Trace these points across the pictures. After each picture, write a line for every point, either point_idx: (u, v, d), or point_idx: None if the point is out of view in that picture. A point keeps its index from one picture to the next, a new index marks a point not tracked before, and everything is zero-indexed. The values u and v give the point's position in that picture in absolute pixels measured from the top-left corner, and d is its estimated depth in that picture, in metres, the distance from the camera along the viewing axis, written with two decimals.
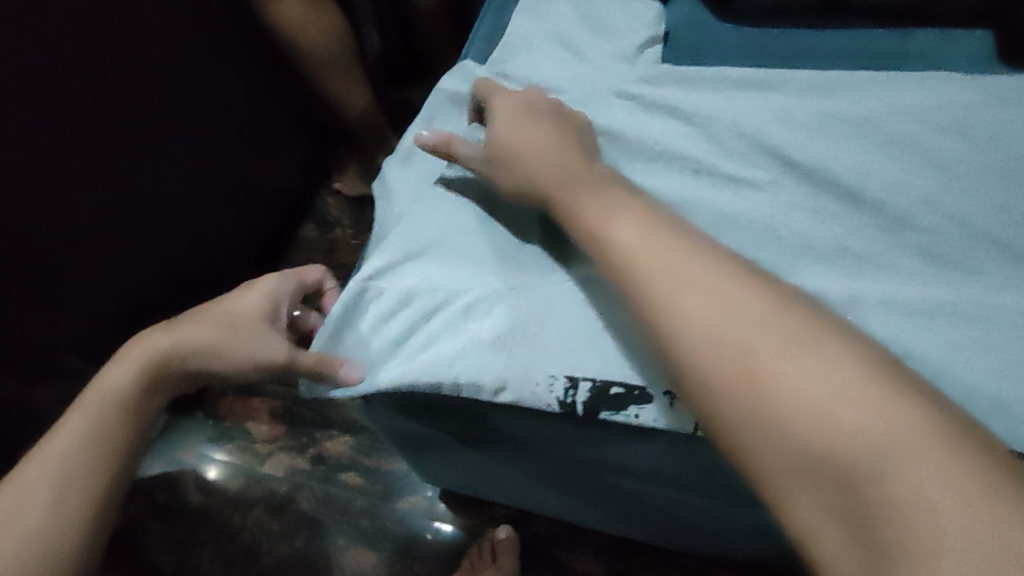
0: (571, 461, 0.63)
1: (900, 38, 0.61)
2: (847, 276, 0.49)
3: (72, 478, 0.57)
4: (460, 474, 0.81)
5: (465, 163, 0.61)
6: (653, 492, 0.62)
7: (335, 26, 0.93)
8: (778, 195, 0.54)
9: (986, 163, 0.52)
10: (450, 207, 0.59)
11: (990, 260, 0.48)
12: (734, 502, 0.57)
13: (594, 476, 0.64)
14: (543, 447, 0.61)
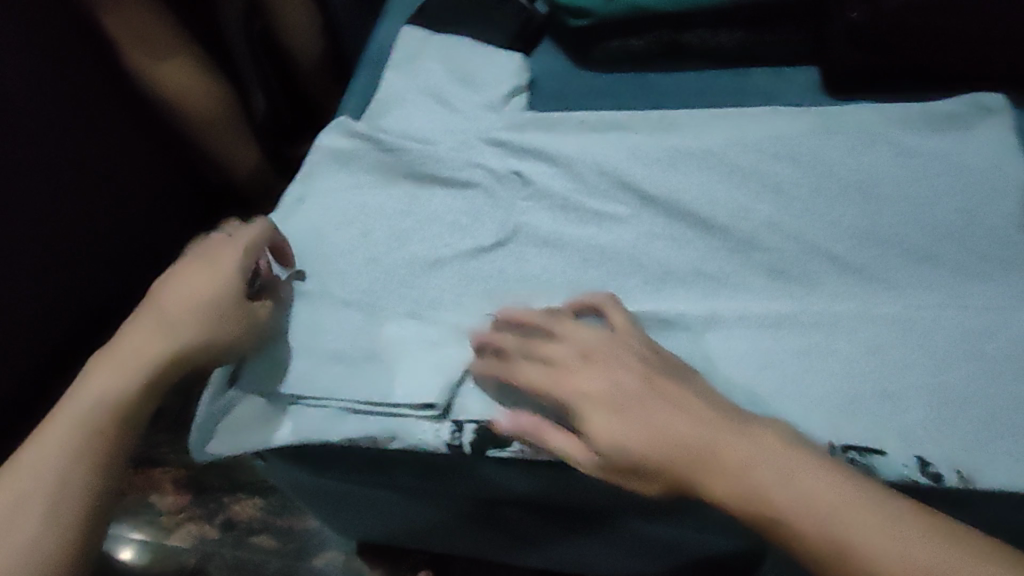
0: (481, 502, 0.64)
1: (738, 76, 0.68)
2: (703, 296, 0.53)
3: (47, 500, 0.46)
4: (378, 527, 0.80)
5: (349, 215, 0.63)
6: (559, 523, 0.64)
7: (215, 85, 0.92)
8: (640, 226, 0.58)
9: (814, 184, 0.58)
10: (329, 264, 0.60)
11: (831, 272, 0.53)
12: (633, 525, 0.60)
13: (505, 514, 0.66)
14: (450, 491, 0.62)
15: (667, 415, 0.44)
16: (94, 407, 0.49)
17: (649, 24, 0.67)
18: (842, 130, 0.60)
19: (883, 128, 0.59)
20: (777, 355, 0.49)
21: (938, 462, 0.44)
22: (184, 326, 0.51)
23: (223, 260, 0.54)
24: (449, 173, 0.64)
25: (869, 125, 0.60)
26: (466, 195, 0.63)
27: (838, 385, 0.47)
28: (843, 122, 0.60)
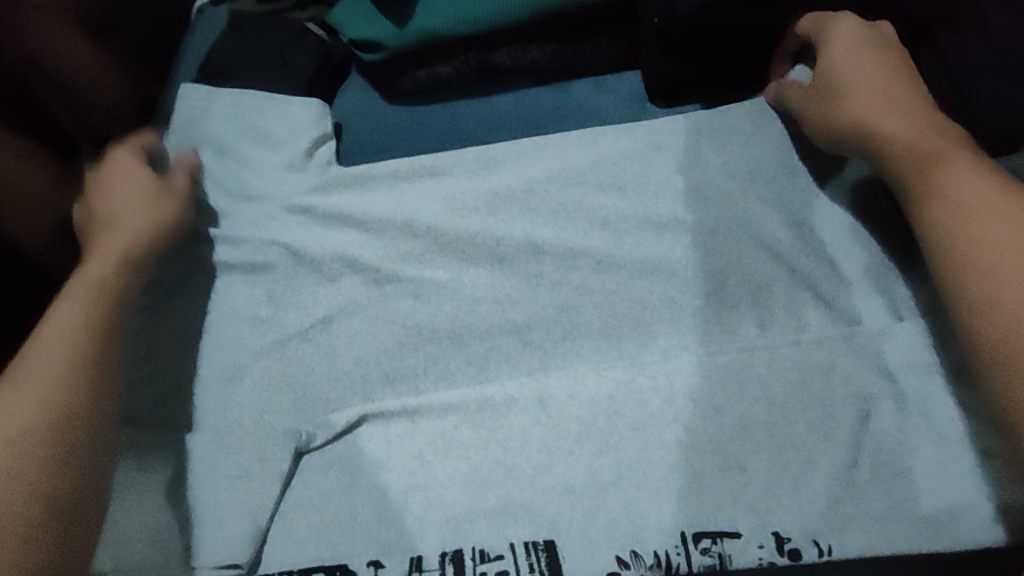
0: None
1: (559, 94, 0.61)
2: (531, 375, 0.46)
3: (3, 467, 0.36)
4: None
5: None
6: None
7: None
8: (458, 292, 0.50)
9: (646, 214, 0.51)
10: None
11: (666, 320, 0.47)
12: None
13: None
14: None
15: (887, 65, 0.46)
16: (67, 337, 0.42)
17: (450, 52, 0.60)
18: (678, 150, 0.53)
19: (726, 143, 0.52)
20: (609, 437, 0.44)
21: (794, 536, 0.40)
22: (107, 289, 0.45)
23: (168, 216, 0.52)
24: (241, 250, 0.53)
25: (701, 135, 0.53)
26: (254, 279, 0.52)
27: (682, 461, 0.42)
28: (677, 141, 0.53)
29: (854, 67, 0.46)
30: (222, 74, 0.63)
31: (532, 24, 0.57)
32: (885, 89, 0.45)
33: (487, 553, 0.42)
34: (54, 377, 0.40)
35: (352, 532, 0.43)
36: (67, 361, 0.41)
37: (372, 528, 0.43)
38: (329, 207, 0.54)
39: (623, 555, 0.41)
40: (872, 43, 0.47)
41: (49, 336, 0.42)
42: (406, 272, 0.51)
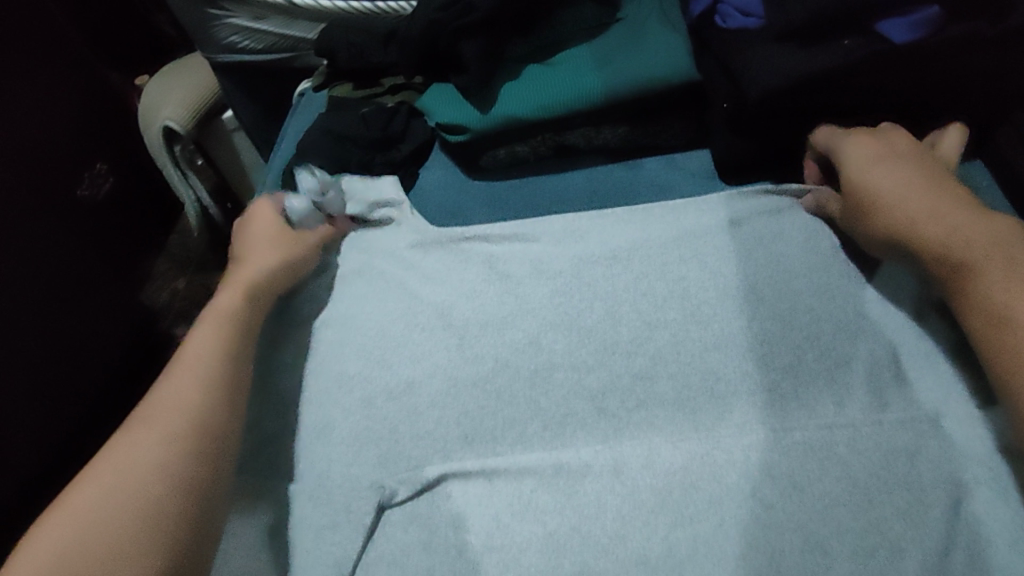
0: None
1: (629, 171, 0.64)
2: (608, 441, 0.47)
3: (126, 483, 0.41)
4: None
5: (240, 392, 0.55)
6: None
7: None
8: (534, 359, 0.51)
9: (722, 285, 0.52)
10: None
11: (740, 392, 0.47)
12: None
13: None
14: None
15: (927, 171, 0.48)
16: (208, 365, 0.47)
17: (528, 133, 0.64)
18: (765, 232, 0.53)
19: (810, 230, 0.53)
20: (684, 504, 0.44)
21: None
22: (250, 312, 0.51)
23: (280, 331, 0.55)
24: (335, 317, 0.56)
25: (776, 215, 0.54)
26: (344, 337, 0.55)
27: (764, 537, 0.42)
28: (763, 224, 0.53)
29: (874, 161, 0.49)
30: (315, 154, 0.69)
31: (606, 109, 0.61)
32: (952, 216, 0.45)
33: None
34: (182, 404, 0.45)
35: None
36: (160, 462, 0.42)
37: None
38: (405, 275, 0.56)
39: None
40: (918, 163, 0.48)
41: (178, 366, 0.47)
42: (489, 329, 0.53)
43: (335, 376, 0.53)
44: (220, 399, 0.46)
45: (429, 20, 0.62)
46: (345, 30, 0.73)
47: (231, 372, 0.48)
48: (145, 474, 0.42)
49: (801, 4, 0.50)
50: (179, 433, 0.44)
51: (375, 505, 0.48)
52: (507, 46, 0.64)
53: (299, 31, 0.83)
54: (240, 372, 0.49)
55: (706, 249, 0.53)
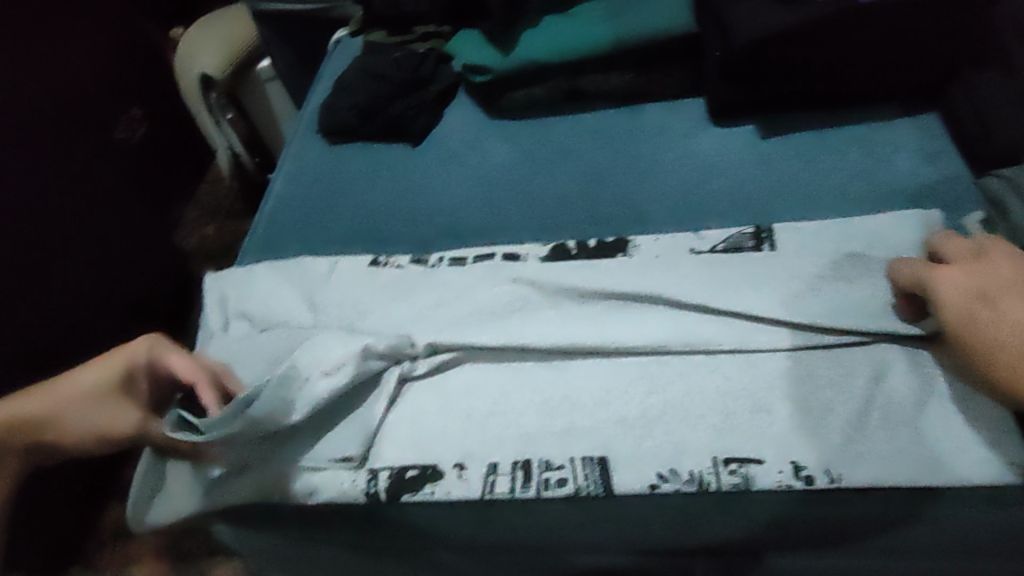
0: None
1: (632, 114, 0.72)
2: (599, 327, 0.56)
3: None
4: None
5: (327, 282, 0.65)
6: None
7: (237, 226, 1.39)
8: (540, 264, 0.61)
9: (693, 213, 0.63)
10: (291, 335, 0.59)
11: (713, 290, 0.55)
12: None
13: None
14: None
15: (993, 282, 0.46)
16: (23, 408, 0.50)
17: (544, 76, 0.72)
18: (780, 165, 0.63)
19: (827, 161, 0.62)
20: (660, 373, 0.53)
21: (809, 465, 0.47)
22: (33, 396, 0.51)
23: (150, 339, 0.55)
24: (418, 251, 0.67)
25: (801, 149, 0.64)
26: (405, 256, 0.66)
27: (724, 405, 0.51)
28: (775, 161, 0.64)
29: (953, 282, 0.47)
30: (350, 91, 0.79)
31: (613, 56, 0.69)
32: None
33: (550, 464, 0.51)
34: None
35: (453, 440, 0.53)
36: None
37: (463, 439, 0.53)
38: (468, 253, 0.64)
39: (663, 472, 0.49)
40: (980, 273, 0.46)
41: None
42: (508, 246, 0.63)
43: (389, 276, 0.64)
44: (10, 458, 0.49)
45: None
46: None
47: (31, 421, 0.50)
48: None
49: None
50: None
51: (399, 378, 0.56)
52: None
53: None
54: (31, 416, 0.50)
55: (724, 193, 0.63)
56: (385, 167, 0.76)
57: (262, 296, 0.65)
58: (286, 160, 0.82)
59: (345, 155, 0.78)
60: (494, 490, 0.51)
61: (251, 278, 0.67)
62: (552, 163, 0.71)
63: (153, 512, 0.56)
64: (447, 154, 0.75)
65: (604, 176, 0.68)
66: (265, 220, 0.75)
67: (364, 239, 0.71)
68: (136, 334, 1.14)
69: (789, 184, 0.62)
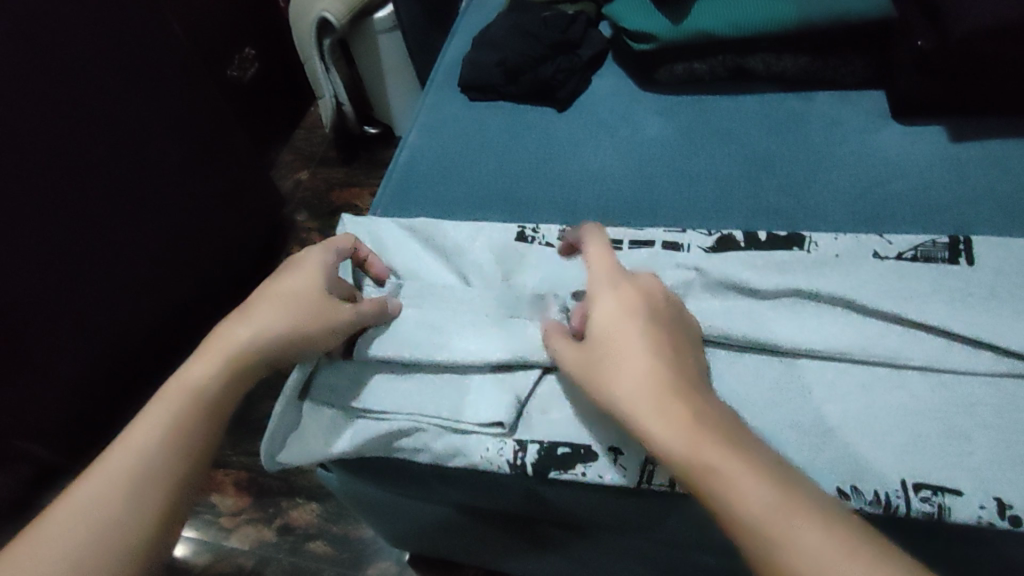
0: (549, 543, 0.62)
1: (803, 101, 0.67)
2: (771, 323, 0.52)
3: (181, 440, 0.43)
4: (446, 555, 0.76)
5: (470, 247, 0.62)
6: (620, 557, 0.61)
7: (331, 176, 1.37)
8: (706, 253, 0.57)
9: (874, 210, 0.58)
10: (437, 299, 0.58)
11: (905, 298, 0.51)
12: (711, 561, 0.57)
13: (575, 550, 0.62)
14: (489, 526, 0.61)
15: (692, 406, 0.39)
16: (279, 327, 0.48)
17: (711, 49, 0.68)
18: (975, 173, 0.58)
19: None
20: (842, 379, 0.49)
21: (1016, 504, 0.43)
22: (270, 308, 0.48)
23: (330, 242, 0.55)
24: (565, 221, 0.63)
25: (1001, 158, 0.59)
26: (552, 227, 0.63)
27: (916, 424, 0.46)
28: (971, 168, 0.58)
29: (608, 309, 0.44)
30: (494, 46, 0.76)
31: (795, 36, 0.65)
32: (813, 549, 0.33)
33: None
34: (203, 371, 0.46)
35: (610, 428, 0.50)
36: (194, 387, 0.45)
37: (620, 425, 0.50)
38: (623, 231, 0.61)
39: (843, 488, 0.45)
40: None
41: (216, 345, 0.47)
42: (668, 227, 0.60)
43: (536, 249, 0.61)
44: (232, 380, 0.46)
45: None
46: None
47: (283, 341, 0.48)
48: (187, 436, 0.44)
49: None
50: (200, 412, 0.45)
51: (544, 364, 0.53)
52: None
53: None
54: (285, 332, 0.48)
55: (912, 193, 0.58)
56: (527, 130, 0.72)
57: (402, 251, 0.63)
58: (420, 113, 0.79)
59: (484, 116, 0.75)
60: (653, 480, 0.48)
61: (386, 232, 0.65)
62: (711, 142, 0.66)
63: (287, 449, 0.55)
64: (595, 123, 0.71)
65: (772, 160, 0.63)
66: (400, 171, 0.73)
67: (502, 201, 0.67)
68: (232, 270, 1.13)
69: (989, 195, 0.56)
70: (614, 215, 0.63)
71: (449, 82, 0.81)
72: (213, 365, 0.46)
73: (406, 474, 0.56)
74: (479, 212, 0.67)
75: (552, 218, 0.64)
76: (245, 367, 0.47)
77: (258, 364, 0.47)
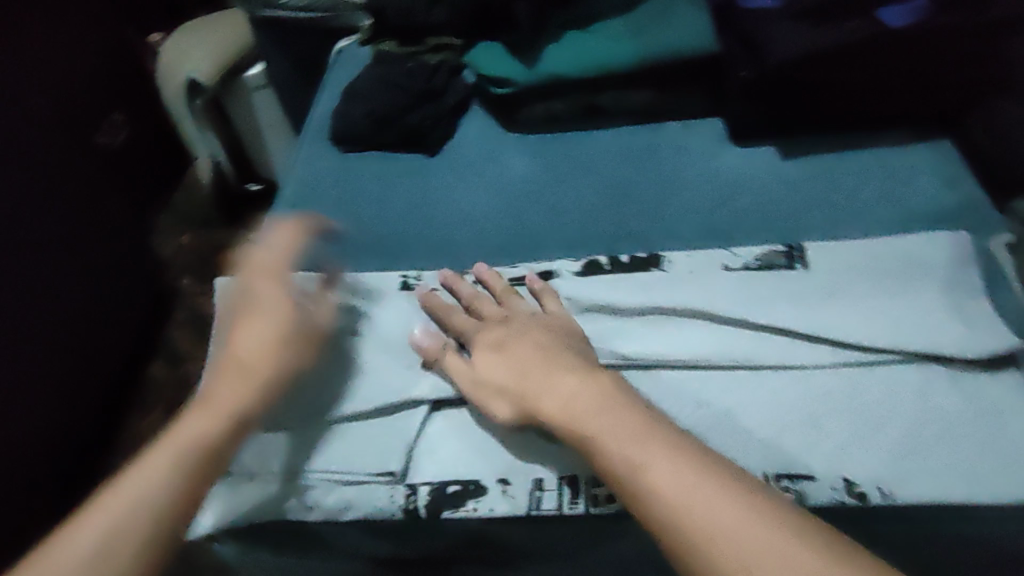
0: None
1: (653, 131, 0.72)
2: (637, 338, 0.55)
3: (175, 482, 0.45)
4: None
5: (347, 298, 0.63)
6: None
7: (217, 236, 1.34)
8: (576, 281, 0.60)
9: (722, 227, 0.63)
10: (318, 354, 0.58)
11: (755, 305, 0.55)
12: None
13: None
14: None
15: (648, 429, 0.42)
16: (254, 358, 0.52)
17: (564, 90, 0.72)
18: (805, 186, 0.64)
19: (851, 181, 0.64)
20: (706, 386, 0.52)
21: (862, 482, 0.46)
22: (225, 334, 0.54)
23: (265, 304, 0.55)
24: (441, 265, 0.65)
25: (826, 170, 0.65)
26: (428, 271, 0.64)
27: (779, 420, 0.50)
28: (804, 181, 0.65)
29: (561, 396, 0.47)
30: (360, 97, 0.77)
31: (638, 74, 0.70)
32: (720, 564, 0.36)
33: (598, 479, 0.49)
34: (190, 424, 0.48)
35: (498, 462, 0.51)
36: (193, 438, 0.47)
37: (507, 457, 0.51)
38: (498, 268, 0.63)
39: None
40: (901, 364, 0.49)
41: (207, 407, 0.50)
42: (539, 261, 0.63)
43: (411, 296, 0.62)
44: (212, 426, 0.48)
45: None
46: None
47: (247, 365, 0.52)
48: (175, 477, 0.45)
49: None
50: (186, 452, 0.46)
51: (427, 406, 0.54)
52: (550, 14, 0.73)
53: None
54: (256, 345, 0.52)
55: (753, 208, 0.64)
56: (400, 178, 0.74)
57: None
58: (293, 167, 0.79)
59: (357, 166, 0.76)
60: (541, 507, 0.49)
61: None
62: (574, 175, 0.70)
63: None
64: (465, 166, 0.73)
65: (630, 187, 0.68)
66: (275, 228, 0.72)
67: (380, 250, 0.68)
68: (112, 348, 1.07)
69: (817, 205, 0.63)
70: (490, 253, 0.66)
71: (321, 135, 0.81)
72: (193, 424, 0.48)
73: (295, 547, 0.52)
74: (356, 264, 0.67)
75: (429, 262, 0.66)
76: (228, 407, 0.50)
77: (240, 397, 0.50)
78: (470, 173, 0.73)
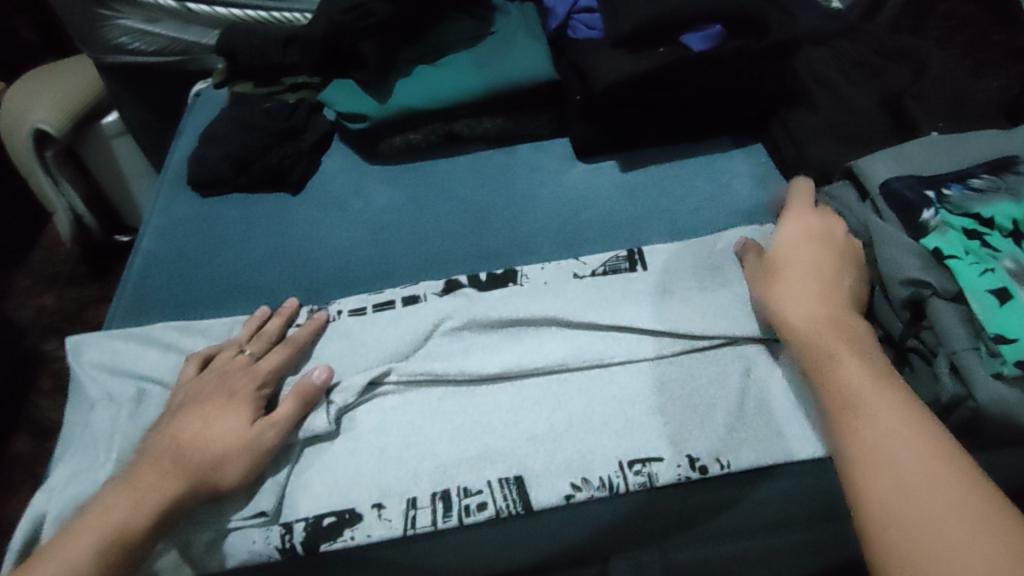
0: None
1: (506, 155, 0.77)
2: (495, 350, 0.59)
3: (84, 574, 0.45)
4: None
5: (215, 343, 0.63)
6: None
7: (85, 292, 1.27)
8: (440, 302, 0.63)
9: (570, 239, 0.68)
10: None
11: (608, 308, 0.60)
12: None
13: None
14: None
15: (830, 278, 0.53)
16: (196, 442, 0.51)
17: (418, 122, 0.75)
18: (643, 195, 0.71)
19: (681, 188, 0.71)
20: (562, 388, 0.56)
21: (702, 455, 0.52)
22: (224, 398, 0.54)
23: (239, 390, 0.55)
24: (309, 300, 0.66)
25: (659, 180, 0.72)
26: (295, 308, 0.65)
27: (628, 411, 0.54)
28: (643, 191, 0.71)
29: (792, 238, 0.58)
30: (216, 140, 0.77)
31: (485, 103, 0.75)
32: (882, 448, 0.41)
33: (468, 489, 0.52)
34: (118, 507, 0.48)
35: (372, 486, 0.53)
36: (115, 522, 0.47)
37: (383, 478, 0.53)
38: (362, 299, 0.65)
39: (575, 481, 0.52)
40: (806, 240, 0.57)
41: (134, 486, 0.49)
42: (403, 287, 0.65)
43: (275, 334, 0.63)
44: (144, 510, 0.48)
45: (333, 22, 0.72)
46: (246, 33, 0.81)
47: (190, 452, 0.51)
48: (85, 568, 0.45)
49: (627, 19, 0.67)
50: (111, 537, 0.46)
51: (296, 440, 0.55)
52: (398, 51, 0.76)
53: (194, 36, 0.90)
54: (201, 430, 0.52)
55: (599, 219, 0.69)
56: (263, 218, 0.74)
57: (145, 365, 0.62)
58: (151, 213, 0.78)
59: (219, 209, 0.76)
60: (416, 524, 0.51)
61: (124, 348, 0.63)
62: (435, 201, 0.73)
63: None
64: (328, 200, 0.75)
65: (488, 208, 0.72)
66: (134, 278, 0.71)
67: (245, 290, 0.68)
68: None
69: (654, 212, 0.69)
70: (357, 283, 0.67)
71: (181, 180, 0.80)
72: (121, 504, 0.48)
73: None
74: (223, 308, 0.67)
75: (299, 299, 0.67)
76: (162, 493, 0.49)
77: (174, 483, 0.49)
78: (335, 207, 0.74)
